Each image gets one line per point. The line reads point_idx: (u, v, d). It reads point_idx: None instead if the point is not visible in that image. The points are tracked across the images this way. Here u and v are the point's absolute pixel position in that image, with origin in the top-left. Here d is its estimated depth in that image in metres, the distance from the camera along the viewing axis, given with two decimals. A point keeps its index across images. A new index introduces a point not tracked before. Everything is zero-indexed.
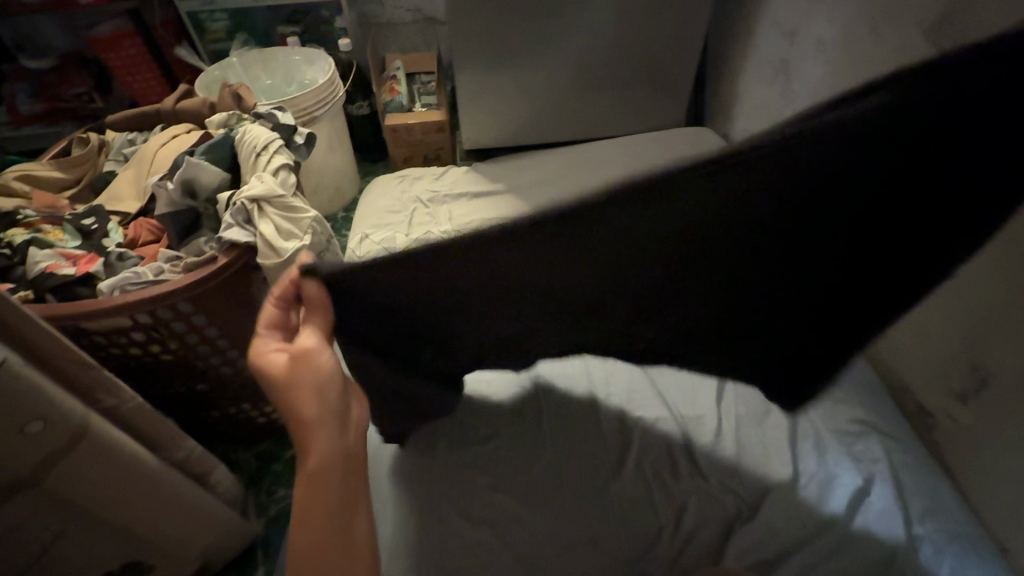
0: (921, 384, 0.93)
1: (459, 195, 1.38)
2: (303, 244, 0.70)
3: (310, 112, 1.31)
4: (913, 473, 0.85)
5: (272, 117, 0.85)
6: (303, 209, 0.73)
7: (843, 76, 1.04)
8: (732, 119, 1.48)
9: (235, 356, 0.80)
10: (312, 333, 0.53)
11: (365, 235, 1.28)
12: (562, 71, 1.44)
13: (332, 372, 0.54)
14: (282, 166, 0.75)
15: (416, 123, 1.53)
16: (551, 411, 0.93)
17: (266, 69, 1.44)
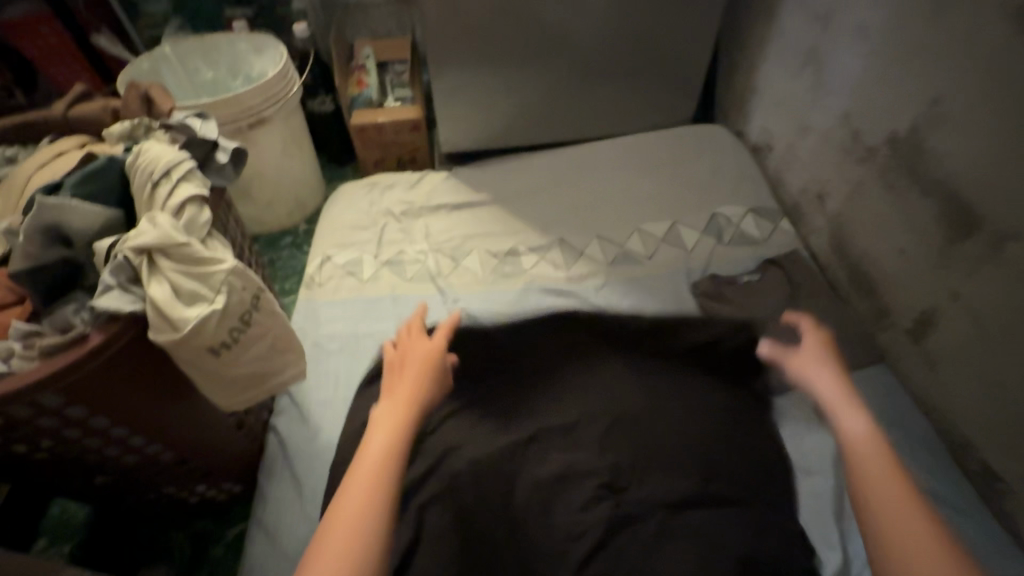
0: (988, 442, 0.78)
1: (437, 207, 1.20)
2: (214, 309, 0.51)
3: (257, 112, 1.10)
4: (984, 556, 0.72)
5: (186, 129, 0.66)
6: (216, 259, 0.54)
7: (892, 70, 0.88)
8: (748, 116, 1.31)
9: (142, 444, 0.62)
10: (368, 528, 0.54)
11: (327, 258, 1.09)
12: (554, 62, 1.25)
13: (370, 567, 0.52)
14: (189, 198, 0.56)
15: (387, 121, 1.34)
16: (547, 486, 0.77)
17: (207, 60, 1.22)
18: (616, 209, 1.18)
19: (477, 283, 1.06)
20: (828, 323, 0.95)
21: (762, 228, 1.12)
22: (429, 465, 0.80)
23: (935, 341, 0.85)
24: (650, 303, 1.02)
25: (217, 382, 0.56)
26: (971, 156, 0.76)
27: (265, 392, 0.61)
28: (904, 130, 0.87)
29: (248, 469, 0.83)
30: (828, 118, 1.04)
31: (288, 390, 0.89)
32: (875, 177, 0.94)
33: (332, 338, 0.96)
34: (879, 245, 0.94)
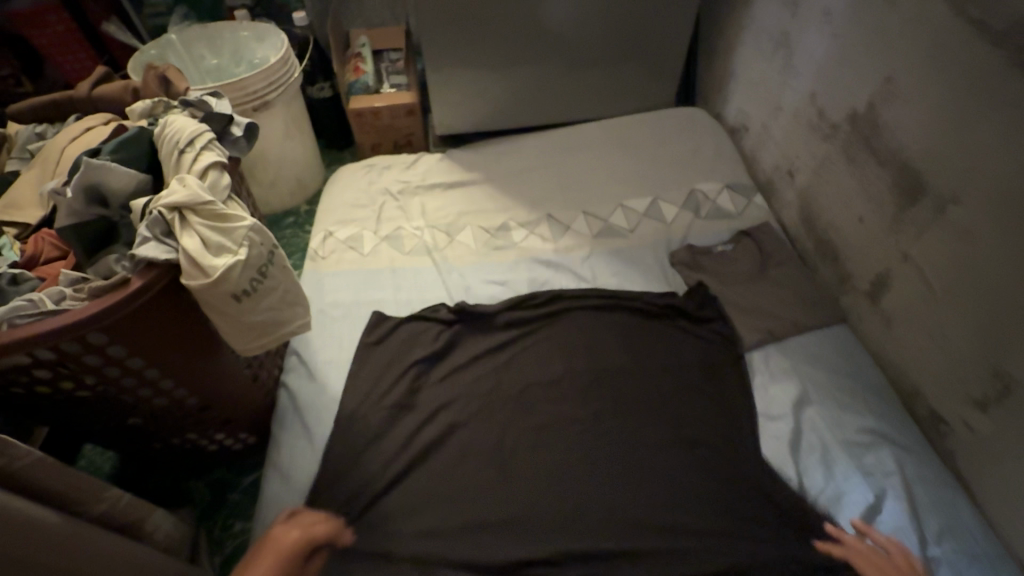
0: (933, 388, 0.86)
1: (432, 186, 1.27)
2: (237, 259, 0.58)
3: (261, 96, 1.17)
4: (926, 486, 0.80)
5: (204, 105, 0.73)
6: (237, 217, 0.61)
7: (850, 52, 0.95)
8: (726, 99, 1.38)
9: (170, 387, 0.69)
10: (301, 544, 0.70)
11: (328, 233, 1.16)
12: (543, 48, 1.32)
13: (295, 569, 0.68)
14: (212, 164, 0.63)
15: (383, 106, 1.40)
16: (534, 433, 0.85)
17: (211, 47, 1.29)
18: (601, 187, 1.25)
19: (470, 255, 1.13)
20: (794, 288, 1.03)
21: (737, 203, 1.20)
22: (426, 414, 0.87)
23: (889, 300, 0.93)
24: (632, 272, 1.10)
25: (238, 327, 0.63)
26: (918, 126, 0.84)
27: (280, 339, 0.69)
28: (862, 107, 0.94)
29: (261, 421, 0.91)
30: (797, 98, 1.11)
31: (296, 351, 0.97)
32: (838, 152, 1.01)
33: (335, 304, 1.03)
34: (841, 214, 1.02)
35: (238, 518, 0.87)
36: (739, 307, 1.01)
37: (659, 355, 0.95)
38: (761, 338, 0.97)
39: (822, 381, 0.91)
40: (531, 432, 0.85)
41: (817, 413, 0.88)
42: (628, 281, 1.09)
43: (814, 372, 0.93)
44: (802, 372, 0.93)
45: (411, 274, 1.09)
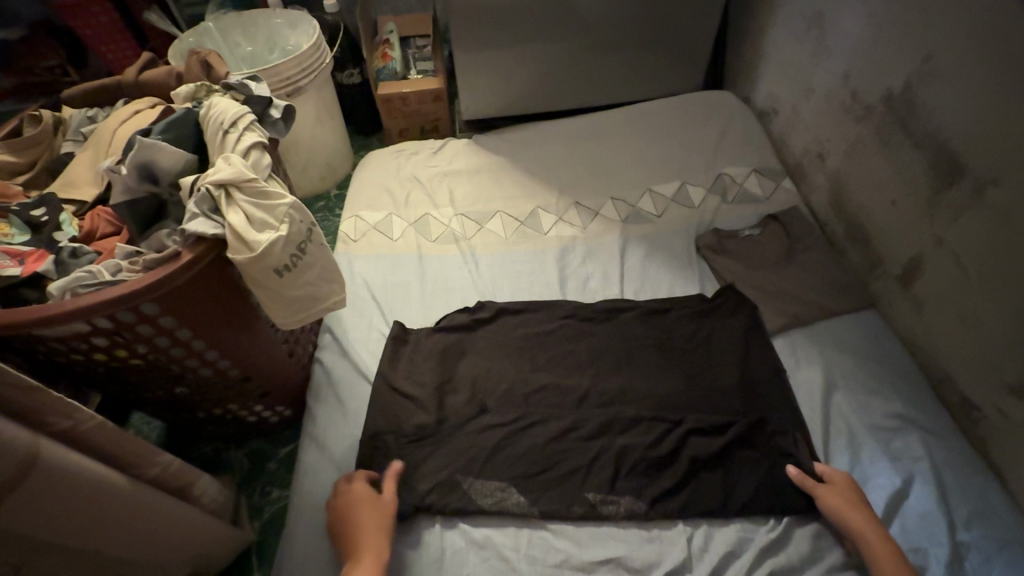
0: (965, 374, 0.84)
1: (458, 172, 1.29)
2: (279, 235, 0.61)
3: (294, 81, 1.20)
4: (954, 471, 0.80)
5: (244, 89, 0.76)
6: (279, 194, 0.63)
7: (889, 30, 0.93)
8: (755, 82, 1.35)
9: (214, 358, 0.73)
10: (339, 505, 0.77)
11: (358, 217, 1.19)
12: (569, 31, 1.31)
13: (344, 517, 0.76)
14: (254, 145, 0.66)
15: (411, 92, 1.42)
16: (559, 411, 0.87)
17: (246, 35, 1.32)
18: (628, 172, 1.25)
19: (498, 242, 1.14)
20: (823, 274, 1.02)
21: (765, 187, 1.19)
22: (454, 390, 0.90)
23: (921, 285, 0.91)
24: (658, 257, 1.10)
25: (278, 300, 0.66)
26: (959, 106, 0.82)
27: (317, 313, 0.72)
28: (898, 87, 0.92)
29: (296, 396, 0.95)
30: (830, 79, 1.09)
31: (329, 329, 1.00)
32: (872, 133, 0.99)
33: (365, 286, 1.06)
34: (873, 198, 1.00)
35: (275, 487, 0.91)
36: (766, 292, 1.01)
37: (685, 340, 0.95)
38: (787, 323, 0.97)
39: (848, 367, 0.91)
40: (557, 412, 0.87)
41: (843, 398, 0.88)
42: (654, 266, 1.09)
43: (841, 358, 0.92)
44: (828, 358, 0.92)
45: (438, 260, 1.11)
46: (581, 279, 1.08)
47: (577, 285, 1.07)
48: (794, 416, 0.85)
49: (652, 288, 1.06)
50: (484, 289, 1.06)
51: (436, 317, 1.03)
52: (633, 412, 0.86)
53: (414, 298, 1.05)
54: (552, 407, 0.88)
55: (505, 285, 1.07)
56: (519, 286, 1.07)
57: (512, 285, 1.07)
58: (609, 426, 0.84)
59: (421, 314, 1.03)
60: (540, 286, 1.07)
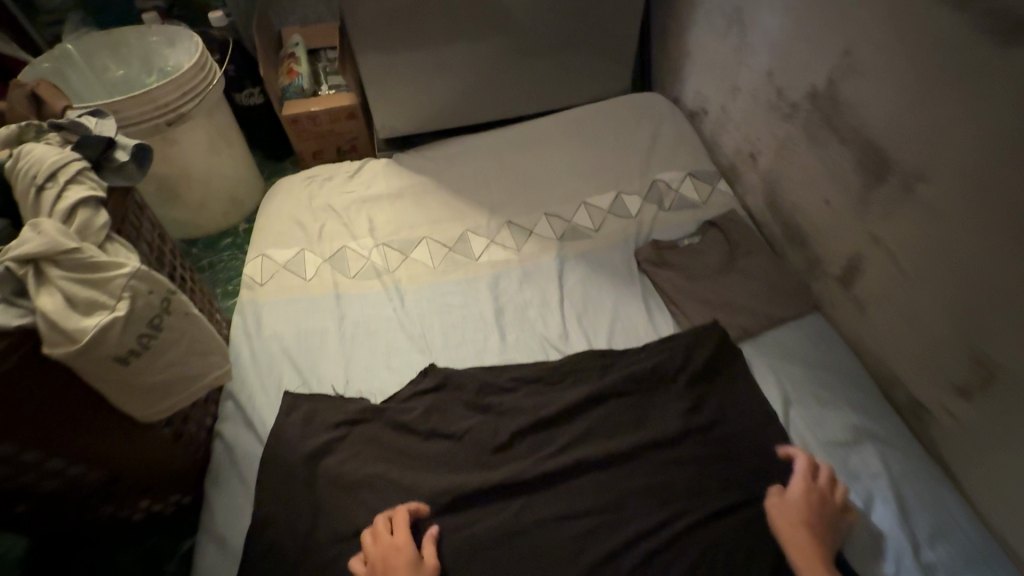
0: (913, 376, 0.82)
1: (378, 196, 1.17)
2: (115, 315, 0.49)
3: (175, 108, 1.05)
4: (913, 484, 0.76)
5: (78, 129, 0.63)
6: (114, 263, 0.51)
7: (807, 25, 0.89)
8: (682, 82, 1.31)
9: (62, 466, 0.59)
10: None
11: (264, 256, 1.06)
12: (485, 37, 1.22)
13: None
14: (80, 201, 0.53)
15: (320, 110, 1.29)
16: (501, 468, 0.78)
17: (115, 57, 1.15)
18: (561, 184, 1.17)
19: (426, 274, 1.03)
20: (765, 280, 0.98)
21: (701, 191, 1.15)
22: (383, 450, 0.79)
23: (862, 286, 0.89)
24: (598, 276, 1.02)
25: (130, 393, 0.54)
26: (882, 102, 0.78)
27: (190, 396, 0.60)
28: (822, 83, 0.89)
29: (196, 478, 0.81)
30: (754, 77, 1.05)
31: (231, 396, 0.87)
32: (800, 131, 0.96)
33: (274, 338, 0.93)
34: (807, 198, 0.97)
35: None
36: (710, 305, 0.96)
37: None
38: (735, 337, 0.92)
39: (799, 379, 0.87)
40: (499, 462, 0.79)
41: (797, 414, 0.84)
42: (594, 287, 1.01)
43: (791, 369, 0.89)
44: (778, 370, 0.88)
45: (359, 298, 0.99)
46: (518, 307, 0.99)
47: (514, 314, 0.98)
48: (749, 437, 0.81)
49: (594, 312, 0.98)
50: (412, 330, 0.95)
51: (358, 367, 0.91)
52: (582, 455, 0.78)
53: (333, 347, 0.93)
54: (495, 460, 0.79)
55: (436, 321, 0.96)
56: (453, 322, 0.96)
57: (443, 321, 0.97)
58: (559, 471, 0.77)
59: (342, 366, 0.91)
60: (475, 321, 0.96)
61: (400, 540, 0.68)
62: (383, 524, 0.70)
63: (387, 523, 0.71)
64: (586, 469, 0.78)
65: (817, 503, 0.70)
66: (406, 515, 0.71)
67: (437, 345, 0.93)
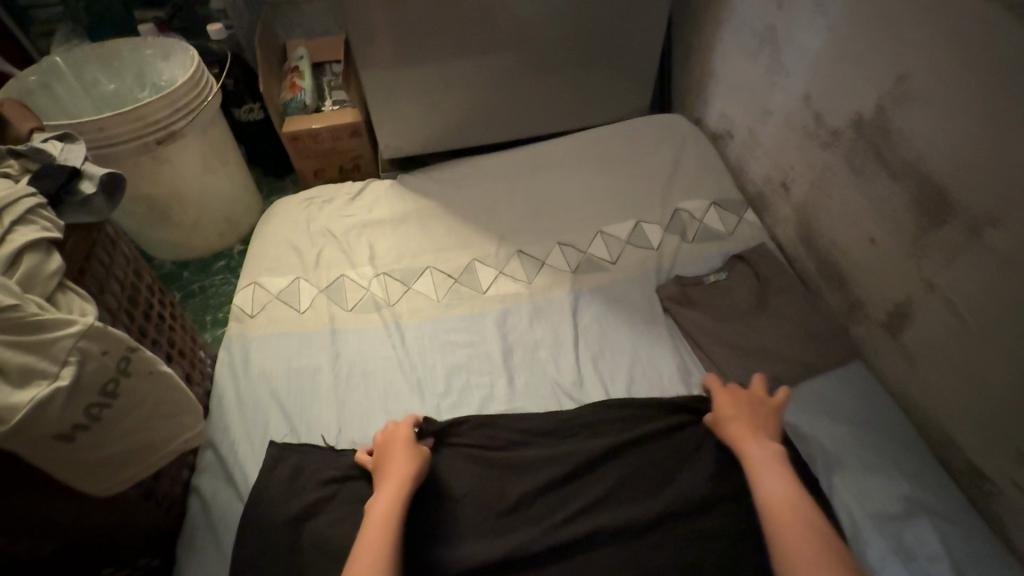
0: (974, 441, 0.73)
1: (381, 220, 1.10)
2: (56, 387, 0.41)
3: (166, 125, 0.98)
4: (978, 569, 0.67)
5: (41, 156, 0.56)
6: (60, 321, 0.43)
7: (853, 47, 0.81)
8: (706, 103, 1.24)
9: (2, 545, 0.51)
10: None
11: (256, 284, 0.98)
12: (499, 54, 1.15)
13: None
14: (27, 246, 0.46)
15: (322, 127, 1.22)
16: (508, 538, 0.69)
17: (106, 70, 1.09)
18: (576, 211, 1.10)
19: (429, 307, 0.96)
20: (801, 323, 0.90)
21: (727, 221, 1.07)
22: None
23: (912, 335, 0.80)
24: (616, 313, 0.94)
25: (79, 470, 0.46)
26: (942, 135, 0.70)
27: (152, 464, 0.53)
28: (868, 111, 0.81)
29: (168, 538, 0.73)
30: (788, 101, 0.98)
31: (212, 443, 0.79)
32: (841, 162, 0.87)
33: (263, 377, 0.86)
34: (848, 235, 0.88)
35: None
36: (740, 349, 0.87)
37: None
38: (769, 386, 0.84)
39: (841, 438, 0.78)
40: (506, 530, 0.70)
41: (841, 480, 0.74)
42: (612, 325, 0.93)
43: (831, 426, 0.80)
44: (817, 426, 0.80)
45: (356, 334, 0.92)
46: (528, 347, 0.90)
47: (524, 354, 0.89)
48: None
49: (612, 354, 0.89)
50: (412, 371, 0.87)
51: (353, 413, 0.82)
52: (599, 524, 0.69)
53: (326, 389, 0.85)
54: (501, 527, 0.70)
55: (439, 361, 0.88)
56: (457, 362, 0.88)
57: (446, 361, 0.88)
58: (574, 544, 0.68)
59: (335, 411, 0.83)
60: (481, 363, 0.88)
61: (397, 435, 0.74)
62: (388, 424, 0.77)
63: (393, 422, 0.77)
64: (604, 540, 0.69)
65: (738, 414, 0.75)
66: (411, 421, 0.77)
67: (440, 389, 0.85)
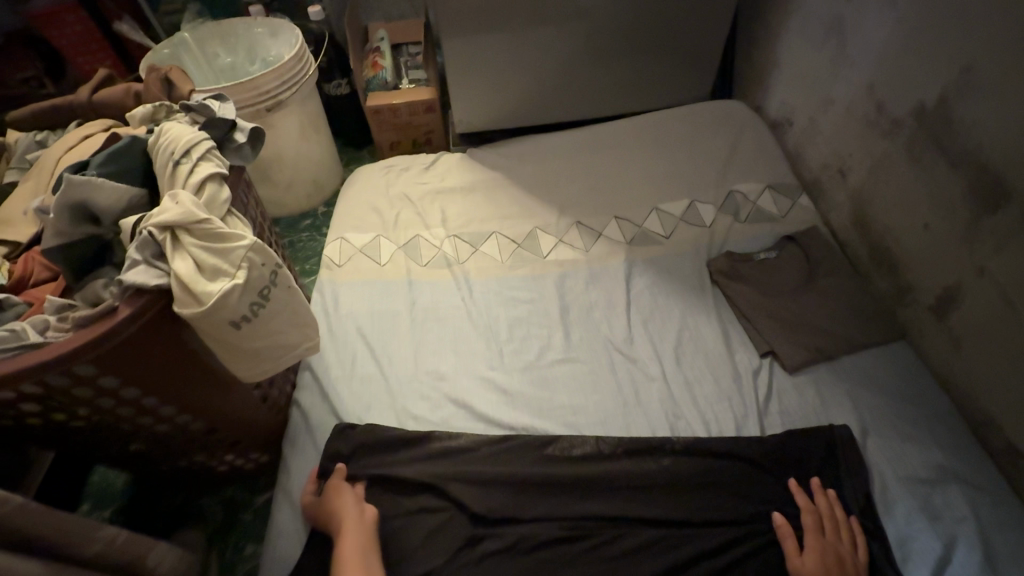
0: (1012, 420, 0.76)
1: (452, 189, 1.20)
2: (235, 284, 0.53)
3: (274, 95, 1.12)
4: (1005, 535, 0.71)
5: (205, 110, 0.69)
6: (236, 235, 0.55)
7: (922, 35, 0.84)
8: (768, 90, 1.27)
9: (170, 414, 0.65)
10: (73, 342, 0.48)
11: (342, 239, 1.11)
12: (569, 38, 1.22)
13: (50, 359, 0.47)
14: (209, 177, 0.58)
15: (401, 103, 1.34)
16: (559, 465, 0.78)
17: (224, 45, 1.24)
18: (633, 188, 1.16)
19: (494, 267, 1.06)
20: (847, 302, 0.94)
21: (780, 204, 1.11)
22: (446, 436, 0.82)
23: (958, 317, 0.83)
24: (667, 284, 1.01)
25: (239, 354, 0.59)
26: (1005, 122, 0.73)
27: (285, 362, 0.65)
28: (932, 99, 0.84)
29: (272, 441, 0.87)
30: (852, 89, 1.00)
31: (308, 367, 0.92)
32: (901, 149, 0.90)
33: (350, 317, 0.98)
34: (902, 221, 0.91)
35: (250, 541, 0.84)
36: (786, 323, 0.92)
37: (697, 376, 0.89)
38: (811, 357, 0.89)
39: (878, 409, 0.83)
40: (558, 459, 0.79)
41: (875, 444, 0.80)
42: (662, 294, 1.00)
43: (870, 398, 0.84)
44: (856, 397, 0.84)
45: (428, 286, 1.03)
46: (582, 308, 0.99)
47: (579, 314, 0.98)
48: (816, 462, 0.78)
49: (662, 320, 0.96)
50: (478, 321, 0.97)
51: (426, 352, 0.94)
52: (642, 463, 0.79)
53: (402, 331, 0.97)
54: (553, 456, 0.80)
55: (501, 314, 0.98)
56: (519, 317, 0.98)
57: (509, 314, 0.98)
58: (619, 476, 0.77)
59: (411, 350, 0.94)
60: (540, 319, 0.97)
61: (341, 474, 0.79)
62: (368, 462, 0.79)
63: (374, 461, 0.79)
64: (647, 476, 0.77)
65: (833, 566, 0.67)
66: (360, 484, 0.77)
67: (502, 338, 0.95)
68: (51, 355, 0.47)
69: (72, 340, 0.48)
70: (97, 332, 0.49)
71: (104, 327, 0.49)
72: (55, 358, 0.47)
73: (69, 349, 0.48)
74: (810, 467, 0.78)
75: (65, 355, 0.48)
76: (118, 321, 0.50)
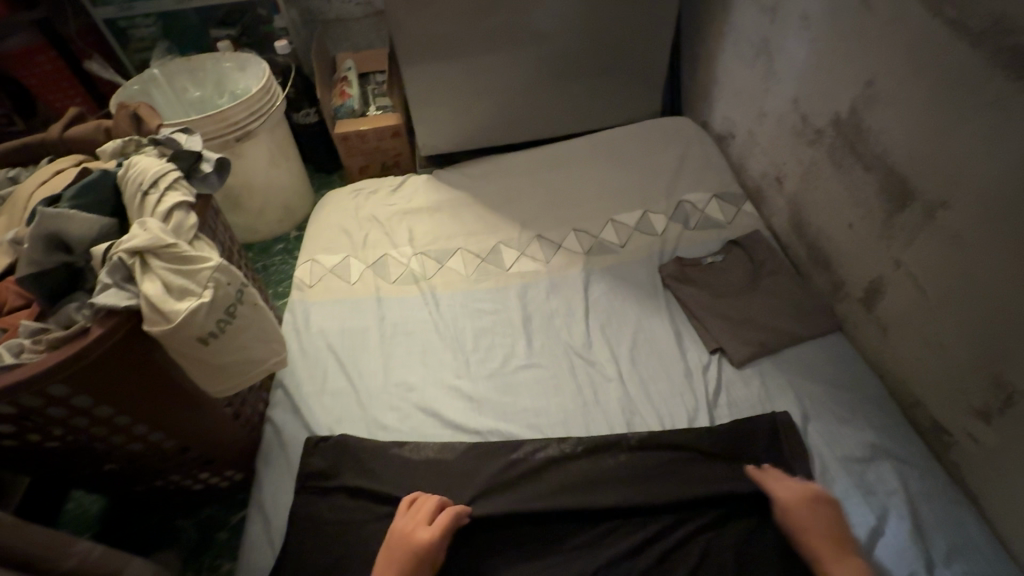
0: (934, 399, 0.83)
1: (419, 209, 1.26)
2: (202, 302, 0.57)
3: (244, 126, 1.17)
4: (931, 505, 0.77)
5: (173, 143, 0.74)
6: (202, 257, 0.60)
7: (833, 55, 0.93)
8: (712, 106, 1.36)
9: (144, 432, 0.68)
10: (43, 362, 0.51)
11: (313, 260, 1.15)
12: (524, 64, 1.31)
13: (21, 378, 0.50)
14: (177, 205, 0.63)
15: (368, 129, 1.40)
16: (522, 465, 0.83)
17: (194, 80, 1.29)
18: (590, 202, 1.23)
19: (460, 281, 1.11)
20: (787, 299, 1.01)
21: (726, 211, 1.19)
22: (415, 443, 0.86)
23: (883, 308, 0.91)
24: (623, 290, 1.07)
25: (209, 369, 0.63)
26: (904, 130, 0.82)
27: (254, 377, 0.69)
28: (845, 111, 0.92)
29: (247, 458, 0.90)
30: (780, 104, 1.10)
31: (281, 384, 0.95)
32: (824, 157, 0.99)
33: (321, 334, 1.02)
34: (831, 222, 1.00)
35: (226, 557, 0.86)
36: (732, 321, 0.99)
37: (652, 375, 0.94)
38: (756, 351, 0.95)
39: (818, 396, 0.89)
40: (522, 460, 0.83)
41: (815, 429, 0.86)
42: (618, 299, 1.06)
43: (810, 386, 0.91)
44: (798, 386, 0.91)
45: (397, 302, 1.07)
46: (543, 316, 1.04)
47: (541, 322, 1.03)
48: (761, 447, 0.84)
49: (618, 323, 1.02)
50: (446, 333, 1.02)
51: (395, 365, 0.98)
52: (600, 458, 0.83)
53: (372, 346, 1.00)
54: (518, 457, 0.84)
55: (467, 325, 1.03)
56: (485, 327, 1.03)
57: (474, 325, 1.03)
58: (580, 471, 0.82)
59: (380, 363, 0.98)
60: (504, 328, 1.02)
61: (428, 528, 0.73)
62: (426, 513, 0.74)
63: (431, 512, 0.75)
64: (605, 470, 0.82)
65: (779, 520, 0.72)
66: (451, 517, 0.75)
67: (468, 347, 1.00)
68: (21, 375, 0.50)
69: (42, 360, 0.51)
70: (66, 352, 0.52)
71: (74, 347, 0.52)
72: (25, 376, 0.50)
73: (40, 368, 0.51)
74: (756, 452, 0.83)
75: (35, 374, 0.50)
76: (87, 343, 0.53)
